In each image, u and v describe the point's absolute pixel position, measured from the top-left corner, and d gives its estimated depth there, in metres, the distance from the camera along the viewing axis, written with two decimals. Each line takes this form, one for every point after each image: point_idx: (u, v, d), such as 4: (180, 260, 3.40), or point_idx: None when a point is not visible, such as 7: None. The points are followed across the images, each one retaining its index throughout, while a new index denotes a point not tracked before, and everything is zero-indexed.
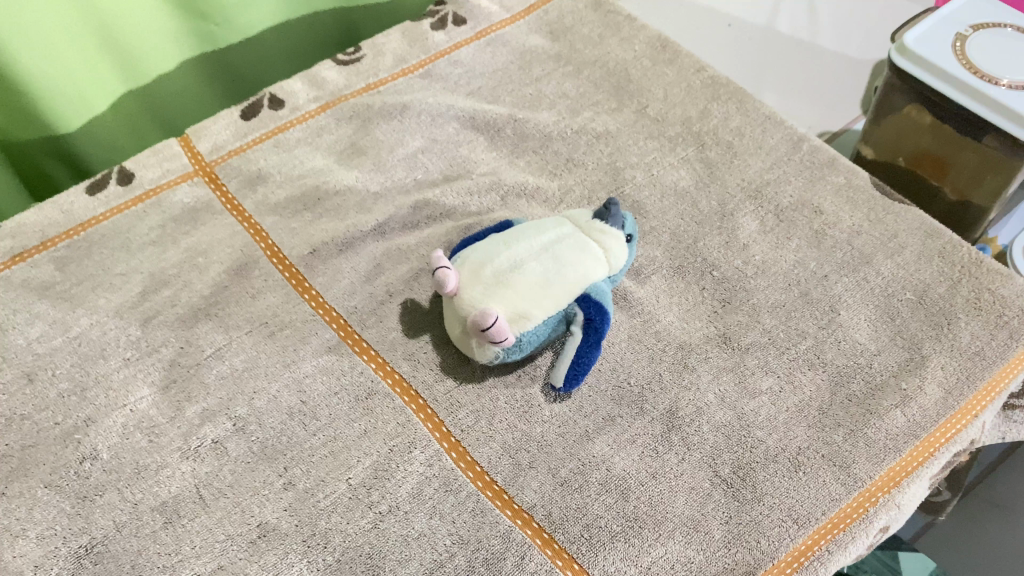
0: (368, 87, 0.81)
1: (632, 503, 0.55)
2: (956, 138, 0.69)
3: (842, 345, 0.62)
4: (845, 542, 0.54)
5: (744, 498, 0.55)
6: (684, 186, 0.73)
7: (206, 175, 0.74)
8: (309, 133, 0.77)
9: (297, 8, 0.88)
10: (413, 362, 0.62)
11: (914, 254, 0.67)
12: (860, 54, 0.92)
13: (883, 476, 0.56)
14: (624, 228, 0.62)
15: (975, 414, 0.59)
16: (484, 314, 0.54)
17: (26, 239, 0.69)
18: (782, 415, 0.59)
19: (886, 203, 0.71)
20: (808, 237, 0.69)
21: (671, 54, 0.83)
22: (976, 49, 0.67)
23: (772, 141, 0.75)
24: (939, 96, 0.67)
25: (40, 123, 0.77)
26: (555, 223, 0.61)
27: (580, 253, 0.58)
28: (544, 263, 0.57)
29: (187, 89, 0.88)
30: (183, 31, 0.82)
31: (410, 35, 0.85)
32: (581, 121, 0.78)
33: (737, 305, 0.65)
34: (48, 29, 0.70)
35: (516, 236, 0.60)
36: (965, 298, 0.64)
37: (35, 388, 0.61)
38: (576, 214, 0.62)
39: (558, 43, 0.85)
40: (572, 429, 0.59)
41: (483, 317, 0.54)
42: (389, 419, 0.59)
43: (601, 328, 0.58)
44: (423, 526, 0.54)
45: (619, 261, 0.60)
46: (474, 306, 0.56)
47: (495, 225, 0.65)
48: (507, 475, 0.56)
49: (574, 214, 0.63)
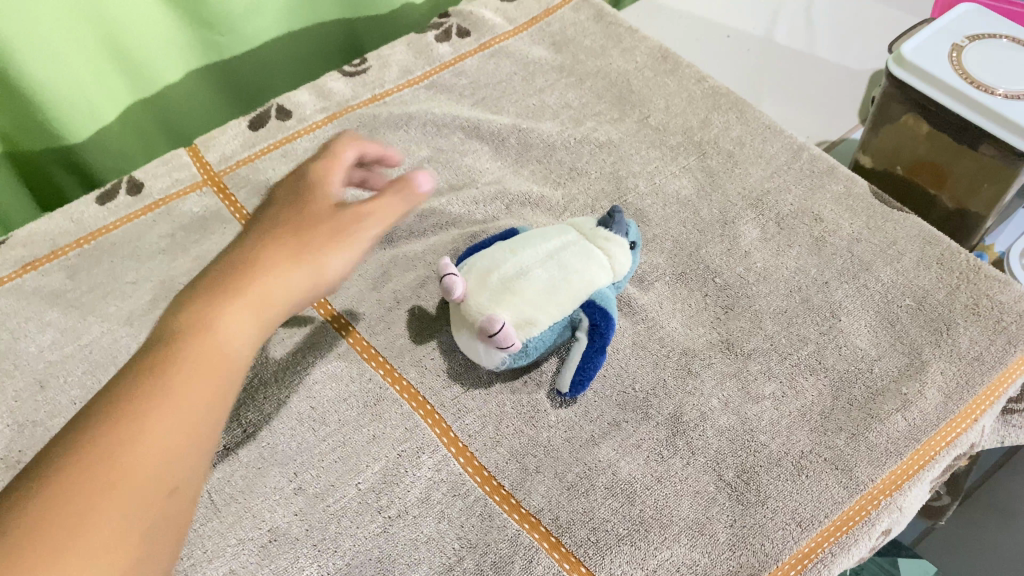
0: (374, 97, 0.82)
1: (638, 507, 0.56)
2: (954, 147, 0.70)
3: (843, 350, 0.63)
4: (848, 544, 0.55)
5: (748, 501, 0.56)
6: (687, 195, 0.74)
7: (214, 184, 0.75)
8: (316, 143, 0.78)
9: (304, 18, 0.89)
10: (421, 368, 0.63)
11: (912, 261, 0.68)
12: (858, 65, 0.93)
13: (885, 479, 0.57)
14: (629, 236, 0.63)
15: (974, 418, 0.60)
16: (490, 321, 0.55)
17: (37, 248, 0.70)
18: (785, 419, 0.60)
19: (885, 211, 0.72)
20: (808, 244, 0.70)
21: (672, 65, 0.84)
22: (971, 59, 0.68)
23: (772, 150, 0.77)
24: (937, 105, 0.68)
25: (50, 134, 0.78)
26: (560, 230, 0.62)
27: (584, 260, 0.59)
28: (549, 270, 0.58)
29: (195, 99, 0.89)
30: (192, 43, 0.83)
31: (415, 47, 0.86)
32: (584, 130, 0.79)
33: (739, 311, 0.66)
34: (54, 40, 0.70)
35: (522, 241, 0.61)
36: (963, 304, 0.65)
37: (47, 395, 0.61)
38: (580, 222, 0.63)
39: (561, 54, 0.86)
40: (578, 434, 0.60)
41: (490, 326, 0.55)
42: (397, 425, 0.60)
43: (606, 333, 0.59)
44: (431, 530, 0.55)
45: (623, 268, 0.61)
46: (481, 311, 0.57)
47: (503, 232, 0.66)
48: (514, 480, 0.57)
49: (578, 221, 0.64)
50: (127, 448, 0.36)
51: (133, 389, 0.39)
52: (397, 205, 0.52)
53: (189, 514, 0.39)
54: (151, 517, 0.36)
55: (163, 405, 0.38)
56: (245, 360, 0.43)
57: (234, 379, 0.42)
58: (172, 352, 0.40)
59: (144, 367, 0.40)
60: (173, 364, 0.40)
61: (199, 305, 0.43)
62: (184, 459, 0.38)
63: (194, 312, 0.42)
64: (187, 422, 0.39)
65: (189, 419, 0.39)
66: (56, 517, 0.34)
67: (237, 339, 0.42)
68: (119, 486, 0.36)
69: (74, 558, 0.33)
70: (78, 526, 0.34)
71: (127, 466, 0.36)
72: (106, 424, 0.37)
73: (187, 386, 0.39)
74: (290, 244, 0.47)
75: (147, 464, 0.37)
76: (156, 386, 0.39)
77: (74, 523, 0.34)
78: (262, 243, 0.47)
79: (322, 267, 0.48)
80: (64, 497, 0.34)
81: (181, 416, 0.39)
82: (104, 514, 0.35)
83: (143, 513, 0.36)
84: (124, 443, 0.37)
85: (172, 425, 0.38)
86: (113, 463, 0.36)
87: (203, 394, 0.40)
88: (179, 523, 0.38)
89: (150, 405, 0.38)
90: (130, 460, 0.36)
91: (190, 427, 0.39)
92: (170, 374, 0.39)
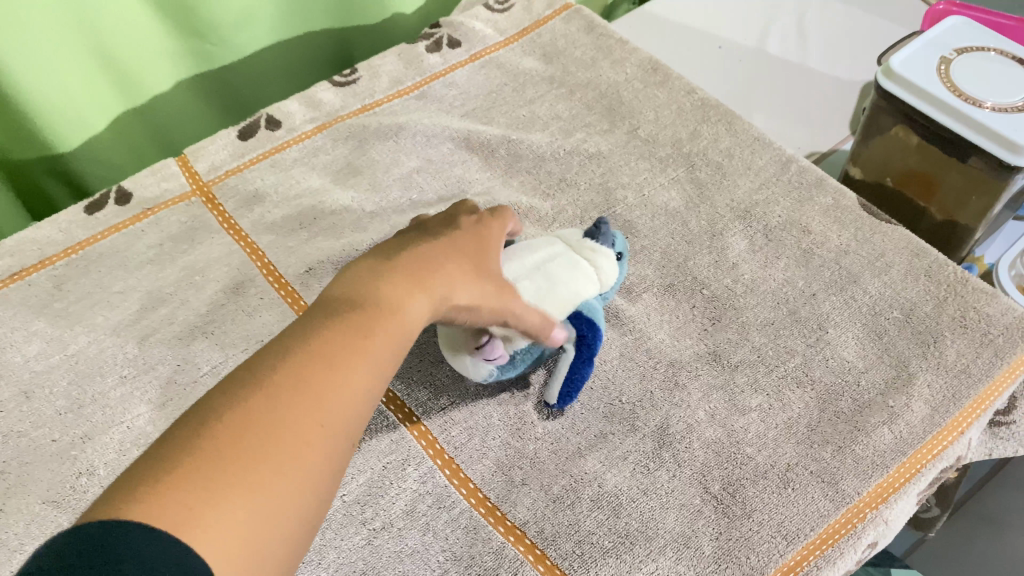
0: (364, 108, 0.82)
1: (623, 519, 0.56)
2: (943, 159, 0.71)
3: (830, 362, 0.63)
4: (833, 558, 0.54)
5: (733, 514, 0.56)
6: (675, 207, 0.74)
7: (203, 195, 0.75)
8: (305, 153, 0.78)
9: (296, 28, 0.89)
10: (407, 380, 0.63)
11: (900, 273, 0.68)
12: (849, 77, 0.93)
13: (871, 492, 0.57)
14: (614, 249, 0.63)
15: (961, 430, 0.60)
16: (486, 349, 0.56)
17: (25, 257, 0.70)
18: (772, 432, 0.60)
19: (873, 223, 0.72)
20: (796, 255, 0.70)
21: (663, 76, 0.84)
22: (960, 72, 0.68)
23: (761, 162, 0.77)
24: (924, 117, 0.68)
25: (41, 144, 0.79)
26: (543, 244, 0.61)
27: (571, 270, 0.59)
28: (542, 278, 0.57)
29: (185, 108, 0.89)
30: (182, 53, 0.83)
31: (406, 57, 0.86)
32: (574, 141, 0.79)
33: (726, 322, 0.66)
34: (44, 51, 0.70)
35: (510, 253, 0.59)
36: (950, 316, 0.65)
37: (32, 405, 0.61)
38: (562, 237, 0.63)
39: (552, 65, 0.86)
40: (565, 446, 0.59)
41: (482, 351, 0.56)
42: (382, 437, 0.60)
43: (593, 344, 0.59)
44: (416, 542, 0.55)
45: (610, 279, 0.61)
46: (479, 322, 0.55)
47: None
48: (500, 492, 0.57)
49: (561, 235, 0.63)
50: (330, 392, 0.37)
51: (331, 332, 0.39)
52: (544, 324, 0.53)
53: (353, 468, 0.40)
54: (338, 462, 0.37)
55: (358, 357, 0.39)
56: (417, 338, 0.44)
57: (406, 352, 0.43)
58: (363, 313, 0.41)
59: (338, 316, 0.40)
60: (363, 323, 0.40)
61: (390, 280, 0.43)
62: (365, 414, 0.39)
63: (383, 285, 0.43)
64: (373, 383, 0.40)
65: (374, 378, 0.40)
66: (269, 437, 0.35)
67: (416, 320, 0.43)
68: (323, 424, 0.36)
69: (282, 479, 0.34)
70: (286, 451, 0.35)
71: (332, 408, 0.37)
72: (311, 361, 0.38)
73: (376, 348, 0.40)
74: (466, 275, 0.48)
75: (343, 411, 0.37)
76: (352, 338, 0.39)
77: (284, 448, 0.35)
78: (445, 248, 0.48)
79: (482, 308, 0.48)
80: (278, 419, 0.35)
81: (370, 375, 0.39)
82: (307, 446, 0.35)
83: (334, 458, 0.37)
84: (326, 385, 0.37)
85: (363, 381, 0.39)
86: (318, 402, 0.37)
87: (385, 359, 0.41)
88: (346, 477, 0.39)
89: (347, 357, 0.39)
90: (332, 402, 0.37)
91: (374, 387, 0.40)
92: (364, 329, 0.40)
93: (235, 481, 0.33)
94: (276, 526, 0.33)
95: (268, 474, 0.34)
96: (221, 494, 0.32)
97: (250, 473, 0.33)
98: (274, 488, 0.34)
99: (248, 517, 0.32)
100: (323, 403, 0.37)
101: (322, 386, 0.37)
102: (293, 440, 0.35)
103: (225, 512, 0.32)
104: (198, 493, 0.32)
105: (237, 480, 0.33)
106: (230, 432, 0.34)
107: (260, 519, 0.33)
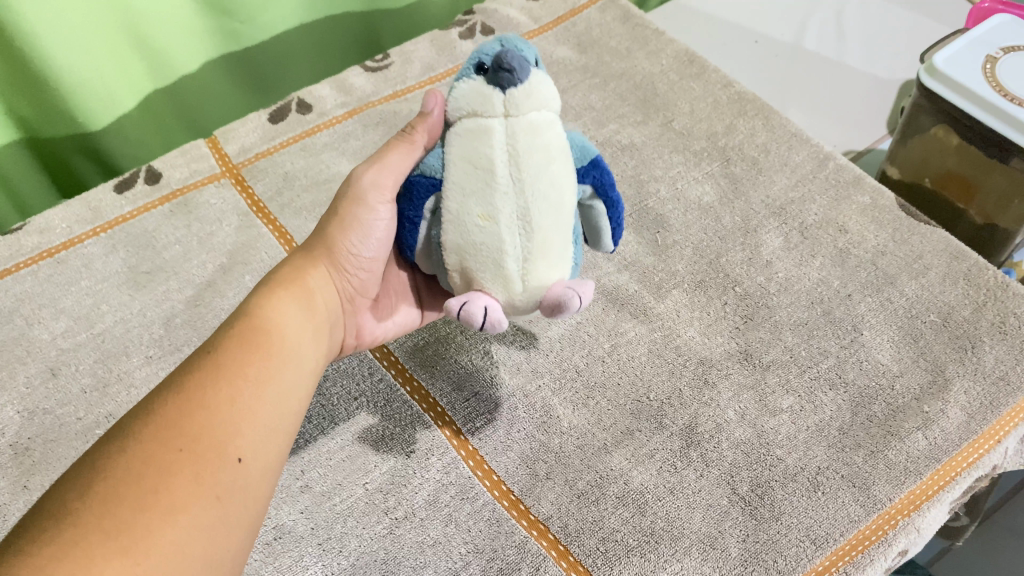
0: (395, 93, 0.81)
1: (649, 518, 0.55)
2: (984, 160, 0.69)
3: (865, 365, 0.62)
4: (863, 564, 0.53)
5: (762, 517, 0.55)
6: (709, 202, 0.73)
7: (232, 176, 0.75)
8: (336, 137, 0.78)
9: (327, 9, 0.89)
10: (431, 371, 0.63)
11: (938, 276, 0.67)
12: (888, 75, 0.91)
13: (903, 498, 0.55)
14: (527, 60, 0.46)
15: (997, 439, 0.58)
16: (574, 303, 0.45)
17: (54, 236, 0.70)
18: (803, 434, 0.58)
19: (911, 224, 0.70)
20: (832, 255, 0.69)
21: (699, 69, 0.83)
22: (1006, 71, 0.66)
23: (798, 158, 0.75)
24: (968, 118, 0.67)
25: (70, 123, 0.79)
26: (478, 136, 0.46)
27: (540, 145, 0.45)
28: (536, 189, 0.45)
29: (214, 87, 0.89)
30: (213, 33, 0.83)
31: (438, 43, 0.86)
32: (607, 133, 0.78)
33: (759, 321, 0.65)
34: (78, 28, 0.70)
35: (478, 193, 0.46)
36: (989, 322, 0.64)
37: (58, 382, 0.61)
38: (482, 99, 0.45)
39: (586, 55, 0.85)
40: (590, 442, 0.58)
41: (455, 275, 0.49)
42: (407, 425, 0.60)
43: (614, 183, 0.49)
44: (438, 533, 0.54)
45: (555, 96, 0.47)
46: (535, 294, 0.47)
47: (429, 188, 0.48)
48: (524, 486, 0.56)
49: (477, 101, 0.46)
50: (189, 421, 0.41)
51: (187, 372, 0.44)
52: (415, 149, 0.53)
53: (263, 482, 0.44)
54: (226, 480, 0.41)
55: (218, 390, 0.43)
56: (298, 347, 0.49)
57: (286, 366, 0.48)
58: (220, 345, 0.46)
59: (199, 356, 0.46)
60: (222, 353, 0.46)
61: (255, 297, 0.50)
62: (243, 430, 0.43)
63: (248, 308, 0.50)
64: (242, 403, 0.44)
65: (242, 397, 0.44)
66: (136, 474, 0.38)
67: (289, 322, 0.50)
68: (187, 447, 0.40)
69: (156, 500, 0.38)
70: (150, 480, 0.38)
71: (201, 433, 0.41)
72: (169, 403, 0.42)
73: (238, 370, 0.45)
74: (327, 234, 0.55)
75: (206, 435, 0.42)
76: (209, 370, 0.44)
77: (148, 485, 0.38)
78: (308, 248, 0.56)
79: (357, 236, 0.54)
80: (146, 451, 0.39)
81: (240, 395, 0.44)
82: (173, 472, 0.39)
83: (220, 477, 0.41)
84: (184, 417, 0.42)
85: (228, 404, 0.43)
86: (180, 434, 0.41)
87: (246, 385, 0.45)
88: (252, 493, 0.43)
89: (206, 387, 0.43)
90: (194, 430, 0.41)
91: (244, 407, 0.44)
92: (223, 358, 0.45)
93: (99, 527, 0.36)
94: (156, 549, 0.37)
95: (134, 511, 0.37)
96: (96, 525, 0.36)
97: (117, 515, 0.37)
98: (143, 521, 0.37)
99: (123, 545, 0.36)
100: (186, 435, 0.41)
101: (179, 421, 0.41)
102: (157, 471, 0.39)
103: (97, 552, 0.35)
104: (63, 547, 0.35)
105: (104, 523, 0.36)
106: (95, 485, 0.38)
107: (133, 548, 0.36)
